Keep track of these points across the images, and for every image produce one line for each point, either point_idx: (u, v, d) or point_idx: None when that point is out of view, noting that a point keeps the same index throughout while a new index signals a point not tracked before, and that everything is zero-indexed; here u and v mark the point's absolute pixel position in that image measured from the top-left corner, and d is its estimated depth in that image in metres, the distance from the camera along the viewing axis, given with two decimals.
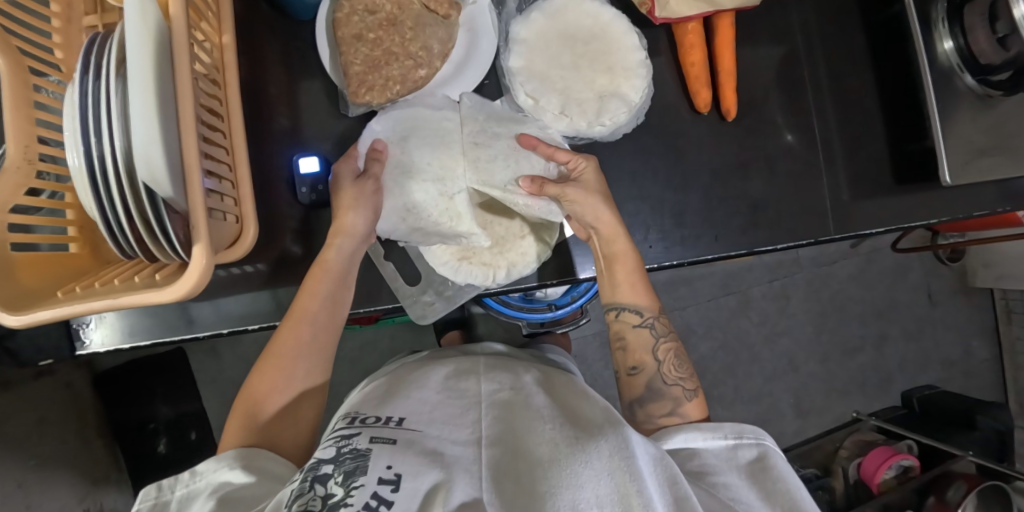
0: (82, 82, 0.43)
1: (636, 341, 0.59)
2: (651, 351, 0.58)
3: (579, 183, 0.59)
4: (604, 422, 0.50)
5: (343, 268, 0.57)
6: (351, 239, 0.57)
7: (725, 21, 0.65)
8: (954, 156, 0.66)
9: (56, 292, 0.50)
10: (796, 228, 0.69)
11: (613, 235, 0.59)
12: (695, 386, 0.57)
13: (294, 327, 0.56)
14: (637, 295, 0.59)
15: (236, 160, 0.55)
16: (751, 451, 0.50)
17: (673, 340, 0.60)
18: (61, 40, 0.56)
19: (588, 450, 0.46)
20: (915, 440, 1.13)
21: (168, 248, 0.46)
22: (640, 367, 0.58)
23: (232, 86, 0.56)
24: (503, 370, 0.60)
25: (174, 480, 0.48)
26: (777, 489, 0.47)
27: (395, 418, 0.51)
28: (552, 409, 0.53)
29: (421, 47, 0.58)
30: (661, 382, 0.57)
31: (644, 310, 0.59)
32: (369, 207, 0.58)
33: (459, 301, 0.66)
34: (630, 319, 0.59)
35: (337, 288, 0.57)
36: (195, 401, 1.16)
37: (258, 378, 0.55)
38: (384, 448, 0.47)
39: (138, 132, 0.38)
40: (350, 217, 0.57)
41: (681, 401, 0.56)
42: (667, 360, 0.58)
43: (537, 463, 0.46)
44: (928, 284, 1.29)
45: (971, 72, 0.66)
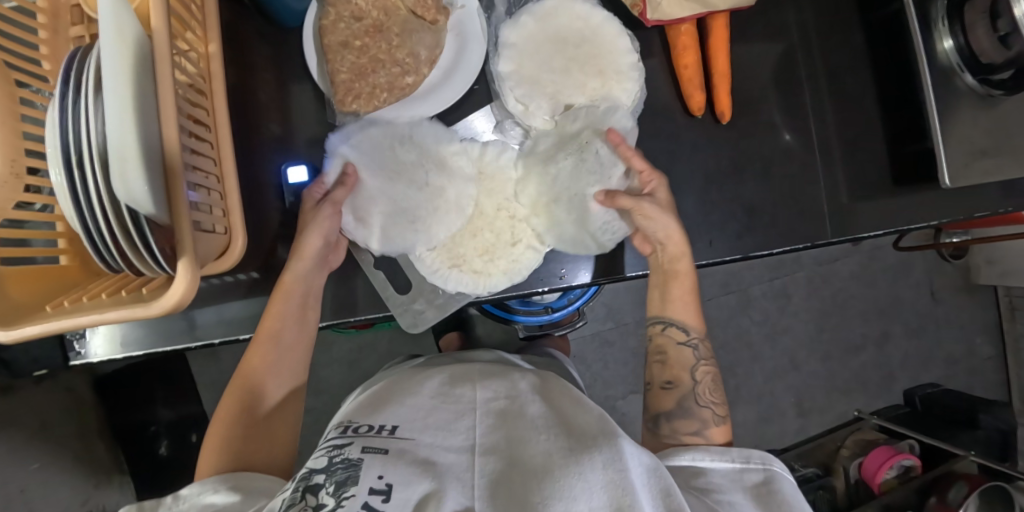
0: (63, 99, 0.43)
1: (675, 358, 0.59)
2: (689, 370, 0.59)
3: (654, 199, 0.58)
4: (599, 434, 0.50)
5: (306, 289, 0.56)
6: (304, 262, 0.55)
7: (718, 21, 0.64)
8: (954, 158, 0.65)
9: (44, 306, 0.50)
10: (792, 232, 0.68)
11: (679, 252, 0.59)
12: (725, 413, 0.57)
13: (263, 349, 0.56)
14: (688, 318, 0.60)
15: (224, 171, 0.56)
16: (758, 475, 0.50)
17: (712, 365, 0.60)
18: (48, 51, 0.56)
19: (582, 462, 0.46)
20: (916, 441, 1.12)
21: (152, 263, 0.46)
22: (675, 382, 0.58)
23: (218, 95, 0.56)
24: (498, 377, 0.60)
25: (155, 503, 0.46)
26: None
27: (388, 427, 0.51)
28: (546, 418, 0.53)
29: (407, 54, 0.56)
30: (694, 401, 0.57)
31: (689, 328, 0.60)
32: (324, 230, 0.55)
33: (450, 310, 0.62)
34: (675, 335, 0.60)
35: (298, 308, 0.56)
36: (193, 404, 1.20)
37: (228, 401, 0.56)
38: (376, 458, 0.46)
39: (114, 148, 0.38)
40: (306, 239, 0.55)
41: (708, 425, 0.56)
42: (703, 382, 0.59)
43: (531, 471, 0.46)
44: (931, 281, 1.27)
45: (972, 71, 0.65)
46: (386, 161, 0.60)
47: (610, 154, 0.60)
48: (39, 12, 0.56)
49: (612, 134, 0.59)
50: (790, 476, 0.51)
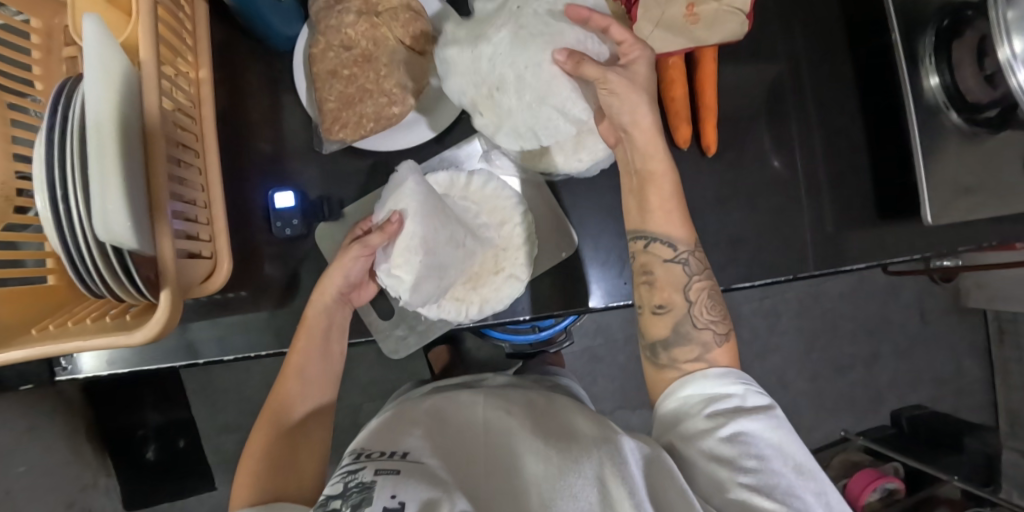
0: (50, 128, 0.44)
1: (667, 276, 0.57)
2: (682, 290, 0.57)
3: (626, 72, 0.53)
4: (596, 439, 0.50)
5: (326, 324, 0.58)
6: (324, 299, 0.57)
7: (707, 55, 0.64)
8: (937, 196, 0.65)
9: (31, 330, 0.50)
10: (776, 263, 0.69)
11: (651, 149, 0.56)
12: (728, 330, 0.57)
13: (289, 385, 0.57)
14: (675, 227, 0.58)
15: (210, 197, 0.56)
16: (760, 400, 0.52)
17: (707, 279, 0.58)
18: (41, 72, 0.57)
19: (580, 461, 0.47)
20: (901, 463, 1.15)
21: (132, 289, 0.46)
22: (667, 306, 0.57)
23: (207, 120, 0.56)
24: (499, 395, 0.62)
25: None
26: (788, 441, 0.49)
27: (400, 452, 0.50)
28: (544, 429, 0.53)
29: (395, 84, 0.57)
30: (692, 325, 0.56)
31: (677, 244, 0.57)
32: (351, 273, 0.57)
33: (432, 336, 0.64)
34: (661, 252, 0.58)
35: (322, 346, 0.58)
36: (184, 409, 1.17)
37: (258, 437, 0.55)
38: (388, 478, 0.45)
39: (94, 175, 0.38)
40: (329, 277, 0.57)
41: (710, 347, 0.56)
42: (699, 301, 0.57)
43: (530, 480, 0.47)
44: (921, 303, 1.28)
45: (958, 109, 0.65)
46: (435, 203, 0.57)
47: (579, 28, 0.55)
48: (32, 33, 0.57)
49: (574, 9, 0.55)
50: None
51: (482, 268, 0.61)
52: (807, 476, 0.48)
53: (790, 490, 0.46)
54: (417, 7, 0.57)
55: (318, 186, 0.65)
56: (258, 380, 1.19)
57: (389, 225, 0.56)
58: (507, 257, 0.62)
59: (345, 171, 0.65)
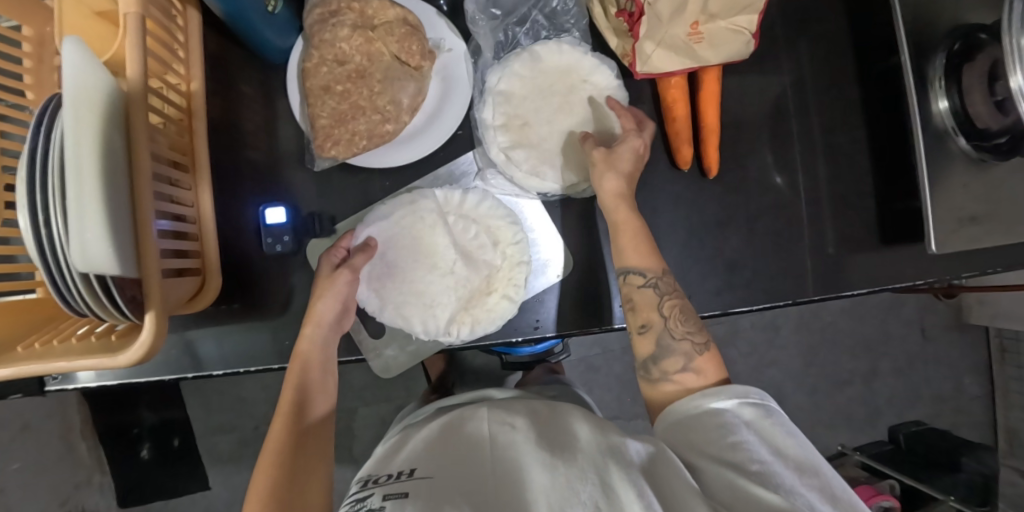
0: (33, 147, 0.43)
1: (641, 303, 0.57)
2: (657, 308, 0.56)
3: (617, 153, 0.57)
4: (602, 451, 0.48)
5: (320, 356, 0.57)
6: (319, 328, 0.56)
7: (710, 75, 0.62)
8: (941, 224, 0.64)
9: (15, 347, 0.50)
10: (775, 288, 0.67)
11: (616, 202, 0.57)
12: (706, 338, 0.55)
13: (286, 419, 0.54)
14: (643, 256, 0.57)
15: (201, 213, 0.55)
16: (756, 409, 0.50)
17: (678, 296, 0.57)
18: (32, 81, 0.57)
19: (588, 471, 0.46)
20: (897, 480, 1.14)
21: (115, 311, 0.46)
22: (648, 325, 0.56)
23: (198, 134, 0.55)
24: (503, 406, 0.61)
25: None
26: (786, 444, 0.47)
27: (406, 471, 0.51)
28: (547, 438, 0.52)
29: (389, 101, 0.56)
30: (671, 337, 0.55)
31: (646, 270, 0.57)
32: (337, 298, 0.56)
33: (423, 357, 0.62)
34: (635, 281, 0.57)
35: (319, 377, 0.57)
36: (179, 409, 1.12)
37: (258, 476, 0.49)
38: (395, 503, 0.45)
39: (72, 202, 0.37)
40: (319, 306, 0.56)
41: (692, 357, 0.54)
42: (673, 316, 0.56)
43: (536, 489, 0.45)
44: (922, 318, 1.26)
45: (966, 135, 0.64)
46: (413, 231, 0.61)
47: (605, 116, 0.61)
48: (24, 41, 0.56)
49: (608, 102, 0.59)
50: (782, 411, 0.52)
51: (483, 284, 0.60)
52: (811, 474, 0.45)
53: (794, 489, 0.43)
54: (414, 22, 0.56)
55: (308, 201, 0.63)
56: None
57: (369, 245, 0.59)
58: (515, 270, 0.60)
59: (337, 186, 0.63)
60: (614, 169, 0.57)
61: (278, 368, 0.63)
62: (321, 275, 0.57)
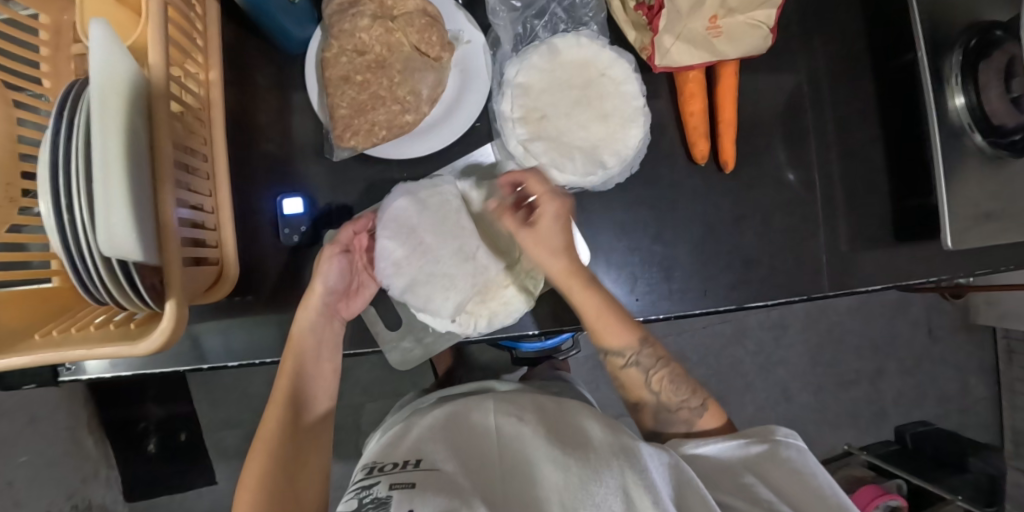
0: (56, 133, 0.43)
1: (630, 381, 0.62)
2: (646, 386, 0.62)
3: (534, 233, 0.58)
4: (613, 451, 0.50)
5: (314, 339, 0.58)
6: (308, 313, 0.57)
7: (727, 69, 0.62)
8: (957, 220, 0.64)
9: (33, 335, 0.50)
10: (790, 284, 0.67)
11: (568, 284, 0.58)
12: (701, 400, 0.61)
13: (280, 406, 0.57)
14: (618, 336, 0.59)
15: (218, 202, 0.55)
16: (763, 447, 0.55)
17: (664, 365, 0.62)
18: (49, 69, 0.56)
19: (601, 472, 0.47)
20: (905, 480, 1.13)
21: (135, 297, 0.45)
22: (641, 403, 0.62)
23: (216, 124, 0.55)
24: (508, 400, 0.62)
25: None
26: (795, 478, 0.52)
27: (412, 461, 0.52)
28: (558, 436, 0.53)
29: (408, 92, 0.55)
30: (667, 410, 0.61)
31: (625, 350, 0.60)
32: (338, 277, 0.58)
33: (438, 349, 0.62)
34: (618, 362, 0.62)
35: (312, 361, 0.59)
36: (186, 404, 1.15)
37: (253, 464, 0.53)
38: (404, 493, 0.46)
39: (99, 185, 0.37)
40: (311, 290, 0.57)
41: (693, 421, 0.60)
42: (663, 388, 0.61)
43: (549, 489, 0.47)
44: (929, 319, 1.26)
45: (982, 131, 0.64)
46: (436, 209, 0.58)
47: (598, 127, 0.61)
48: (42, 29, 0.56)
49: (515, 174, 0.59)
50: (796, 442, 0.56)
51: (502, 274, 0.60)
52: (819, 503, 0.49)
53: None
54: (434, 13, 0.55)
55: (324, 192, 0.63)
56: (260, 377, 1.19)
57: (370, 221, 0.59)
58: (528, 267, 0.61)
59: (354, 177, 0.63)
60: (552, 251, 0.58)
61: None
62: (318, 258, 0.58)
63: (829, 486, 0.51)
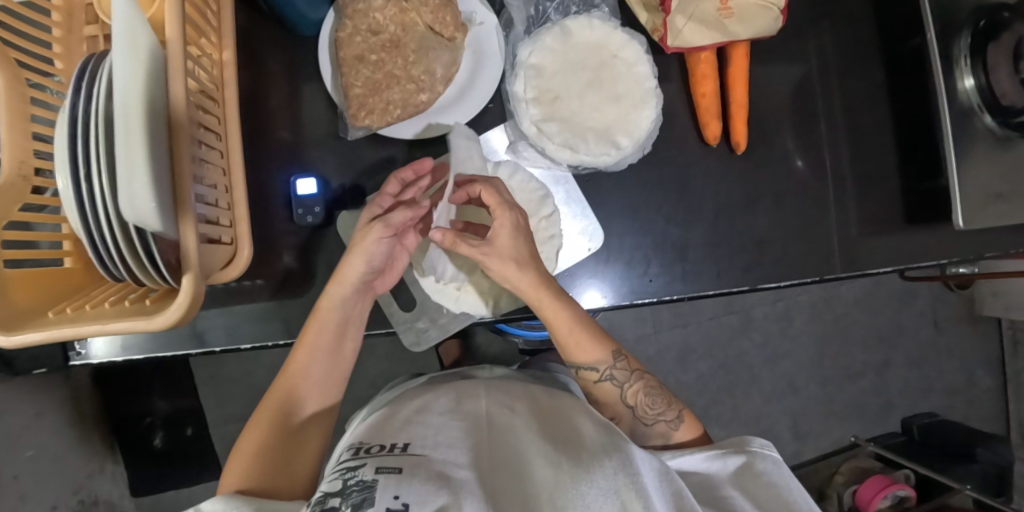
0: (74, 105, 0.42)
1: (603, 395, 0.62)
2: (620, 400, 0.61)
3: (493, 249, 0.56)
4: (604, 443, 0.51)
5: (337, 318, 0.57)
6: (342, 288, 0.56)
7: (738, 50, 0.62)
8: (969, 200, 0.64)
9: (46, 313, 0.50)
10: (803, 265, 0.67)
11: (536, 295, 0.56)
12: (677, 413, 0.61)
13: (293, 380, 0.58)
14: (590, 352, 0.60)
15: (232, 181, 0.55)
16: (738, 460, 0.55)
17: (639, 379, 0.61)
18: (61, 50, 0.56)
19: (594, 470, 0.47)
20: (912, 470, 1.12)
21: (156, 273, 0.46)
22: (616, 417, 0.62)
23: (229, 103, 0.55)
24: (502, 392, 0.61)
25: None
26: (771, 491, 0.52)
27: (400, 445, 0.51)
28: (550, 429, 0.54)
29: (423, 71, 0.55)
30: (641, 424, 0.60)
31: (599, 364, 0.61)
32: (369, 255, 0.55)
33: (453, 329, 0.63)
34: (591, 376, 0.62)
35: (332, 338, 0.58)
36: (191, 397, 1.18)
37: (250, 435, 0.56)
38: (390, 478, 0.45)
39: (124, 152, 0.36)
40: (351, 262, 0.55)
41: (669, 435, 0.60)
42: (638, 402, 0.61)
43: (541, 484, 0.47)
44: (935, 310, 1.26)
45: (992, 113, 0.64)
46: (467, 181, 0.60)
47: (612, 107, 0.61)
48: (54, 10, 0.55)
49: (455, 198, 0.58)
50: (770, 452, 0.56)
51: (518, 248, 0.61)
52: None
53: None
54: None
55: (338, 174, 0.63)
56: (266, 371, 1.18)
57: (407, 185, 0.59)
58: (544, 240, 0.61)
59: (366, 160, 0.64)
60: (517, 265, 0.55)
61: None
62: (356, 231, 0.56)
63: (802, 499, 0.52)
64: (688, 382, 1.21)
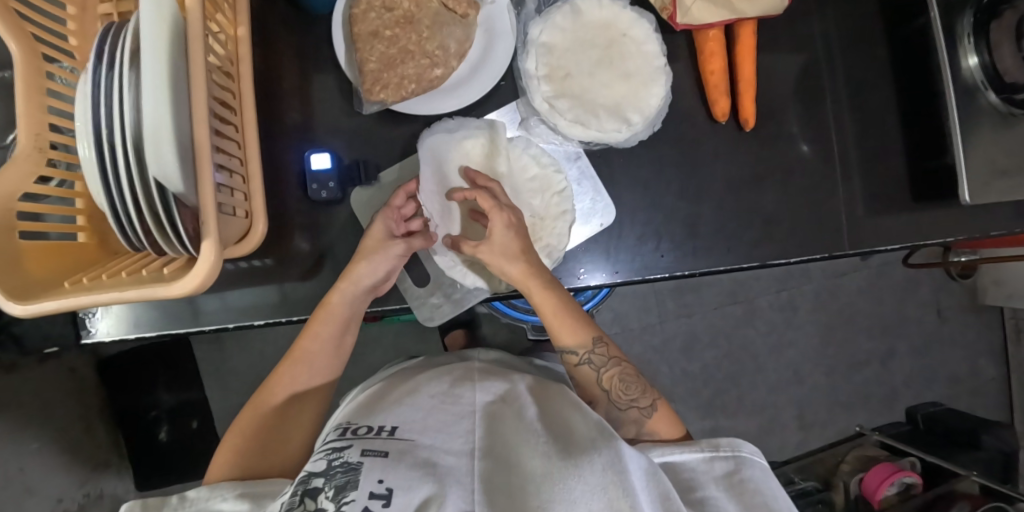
0: (95, 74, 0.42)
1: (583, 379, 0.60)
2: (597, 385, 0.59)
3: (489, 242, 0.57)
4: (595, 435, 0.49)
5: (348, 313, 0.59)
6: (353, 287, 0.58)
7: (746, 28, 0.63)
8: (973, 176, 0.65)
9: (61, 283, 0.50)
10: (811, 242, 0.68)
11: (527, 282, 0.57)
12: (652, 402, 0.58)
13: (295, 367, 0.59)
14: (574, 334, 0.59)
15: (247, 154, 0.55)
16: (727, 464, 0.50)
17: (616, 365, 0.59)
18: (75, 27, 0.56)
19: (582, 464, 0.45)
20: (919, 458, 1.12)
21: (177, 243, 0.45)
22: (593, 401, 0.60)
23: (245, 79, 0.55)
24: (498, 378, 0.59)
25: (160, 502, 0.46)
26: (756, 502, 0.47)
27: (387, 429, 0.49)
28: (544, 419, 0.52)
29: (437, 46, 0.56)
30: (616, 409, 0.58)
31: (578, 348, 0.60)
32: (382, 266, 0.58)
33: (467, 305, 0.64)
34: (571, 359, 0.60)
35: (338, 333, 0.60)
36: (197, 391, 1.18)
37: (247, 414, 0.58)
38: (376, 461, 0.45)
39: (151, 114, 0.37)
40: (358, 267, 0.57)
41: (642, 422, 0.56)
42: (613, 386, 0.58)
43: (528, 475, 0.45)
44: (938, 299, 1.27)
45: (996, 89, 0.64)
46: (487, 161, 0.63)
47: (622, 84, 0.61)
48: None
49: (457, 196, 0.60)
50: (761, 460, 0.51)
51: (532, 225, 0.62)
52: None
53: None
54: None
55: (350, 152, 0.64)
56: (272, 364, 1.18)
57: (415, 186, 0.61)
58: (558, 214, 0.62)
59: (378, 139, 0.64)
60: (507, 256, 0.57)
61: None
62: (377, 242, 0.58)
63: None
64: (693, 372, 1.22)
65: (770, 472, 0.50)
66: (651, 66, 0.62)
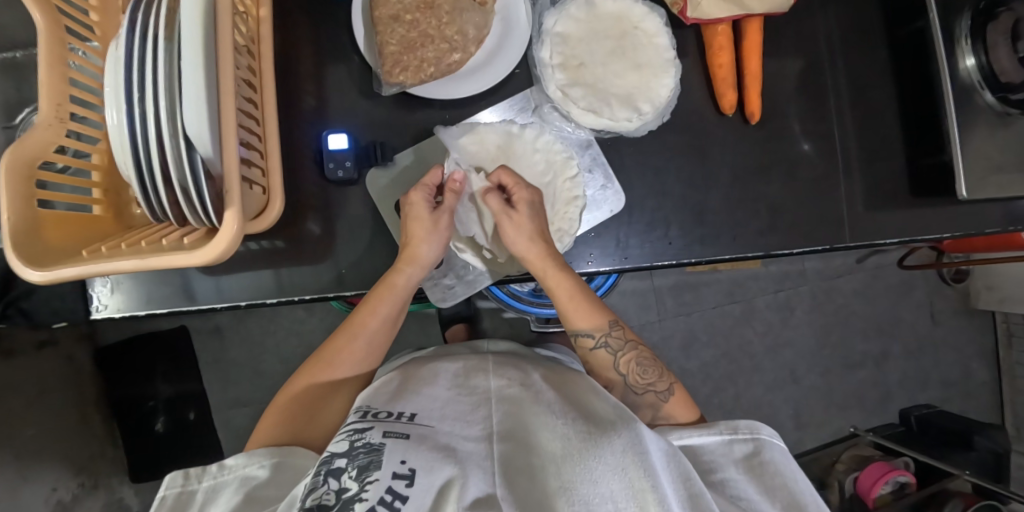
0: (126, 41, 0.43)
1: (598, 364, 0.60)
2: (613, 368, 0.59)
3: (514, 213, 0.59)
4: (614, 417, 0.47)
5: (407, 292, 0.61)
6: (419, 269, 0.60)
7: (753, 25, 0.65)
8: (970, 172, 0.66)
9: (80, 252, 0.50)
10: (814, 234, 0.69)
11: (541, 265, 0.59)
12: (668, 386, 0.58)
13: (349, 340, 0.60)
14: (587, 318, 0.60)
15: (266, 132, 0.56)
16: (746, 446, 0.50)
17: (632, 349, 0.60)
18: (98, 3, 0.56)
19: (601, 445, 0.44)
20: (912, 458, 1.13)
21: (202, 217, 0.46)
22: (609, 386, 0.60)
23: (266, 57, 0.56)
24: (512, 366, 0.58)
25: (202, 469, 0.47)
26: (776, 484, 0.48)
27: (407, 413, 0.49)
28: (563, 400, 0.51)
29: (456, 31, 0.59)
30: (632, 393, 0.58)
31: (594, 332, 0.60)
32: (439, 239, 0.60)
33: (478, 287, 0.67)
34: (586, 343, 0.61)
35: (393, 309, 0.61)
36: (196, 382, 1.16)
37: (300, 380, 0.59)
38: (397, 443, 0.44)
39: (188, 77, 0.40)
40: (422, 246, 0.59)
41: (659, 406, 0.56)
42: (630, 371, 0.59)
43: (548, 459, 0.45)
44: (931, 303, 1.29)
45: (991, 89, 0.67)
46: (504, 149, 0.64)
47: (633, 73, 0.63)
48: None
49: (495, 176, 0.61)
50: (780, 442, 0.51)
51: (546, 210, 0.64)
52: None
53: None
54: None
55: (366, 136, 0.65)
56: (272, 355, 1.18)
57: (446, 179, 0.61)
58: (570, 199, 0.63)
59: (394, 126, 0.65)
60: (527, 236, 0.59)
61: (334, 295, 0.64)
62: (427, 219, 0.59)
63: (810, 494, 0.47)
64: (692, 370, 1.23)
65: (789, 452, 0.51)
66: (662, 56, 0.63)
